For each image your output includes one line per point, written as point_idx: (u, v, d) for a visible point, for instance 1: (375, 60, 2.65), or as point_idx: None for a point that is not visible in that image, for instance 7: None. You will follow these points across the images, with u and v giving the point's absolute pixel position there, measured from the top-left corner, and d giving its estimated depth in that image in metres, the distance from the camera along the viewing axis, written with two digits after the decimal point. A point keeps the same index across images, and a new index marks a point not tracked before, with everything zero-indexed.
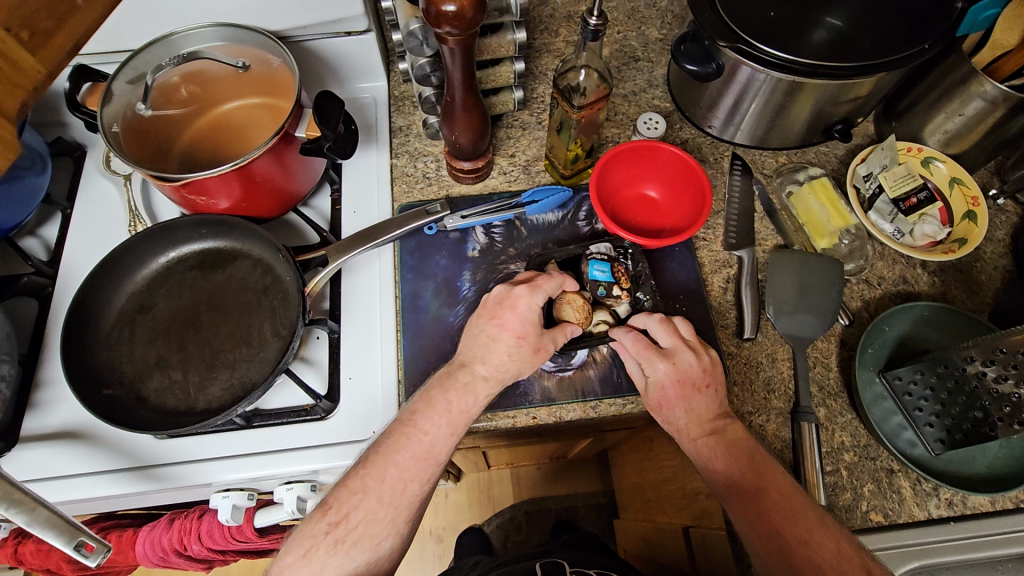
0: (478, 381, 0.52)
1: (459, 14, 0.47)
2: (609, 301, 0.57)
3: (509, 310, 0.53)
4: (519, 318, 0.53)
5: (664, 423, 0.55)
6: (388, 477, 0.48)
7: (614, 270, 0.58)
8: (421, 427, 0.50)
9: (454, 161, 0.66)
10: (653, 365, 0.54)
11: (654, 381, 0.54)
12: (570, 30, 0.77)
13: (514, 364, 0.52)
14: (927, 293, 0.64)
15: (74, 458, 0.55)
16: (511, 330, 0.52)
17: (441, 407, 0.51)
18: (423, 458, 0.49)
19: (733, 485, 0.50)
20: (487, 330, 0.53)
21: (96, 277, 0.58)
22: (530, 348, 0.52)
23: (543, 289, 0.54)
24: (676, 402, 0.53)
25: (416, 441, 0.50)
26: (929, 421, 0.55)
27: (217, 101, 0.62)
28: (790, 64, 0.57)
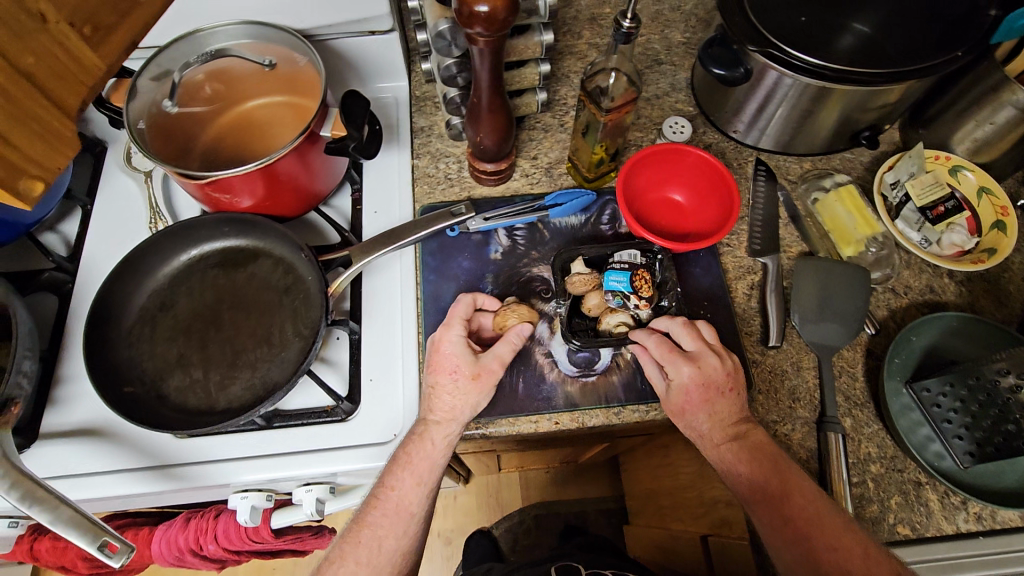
0: (431, 427, 0.52)
1: (491, 15, 0.46)
2: (626, 309, 0.56)
3: (438, 353, 0.53)
4: (449, 356, 0.53)
5: (684, 428, 0.54)
6: (362, 540, 0.50)
7: (632, 279, 0.56)
8: (388, 484, 0.51)
9: (477, 162, 0.66)
10: (674, 368, 0.53)
11: (679, 384, 0.53)
12: (594, 33, 0.76)
13: (462, 399, 0.52)
14: (955, 303, 0.63)
15: (93, 457, 0.55)
16: (443, 371, 0.52)
17: (405, 464, 0.51)
18: (396, 516, 0.51)
19: (759, 491, 0.49)
20: (428, 379, 0.53)
21: (118, 274, 0.58)
22: (468, 377, 0.52)
23: (457, 323, 0.54)
24: (700, 406, 0.52)
25: (387, 498, 0.51)
26: (958, 433, 0.54)
27: (242, 99, 0.62)
28: (819, 69, 0.57)
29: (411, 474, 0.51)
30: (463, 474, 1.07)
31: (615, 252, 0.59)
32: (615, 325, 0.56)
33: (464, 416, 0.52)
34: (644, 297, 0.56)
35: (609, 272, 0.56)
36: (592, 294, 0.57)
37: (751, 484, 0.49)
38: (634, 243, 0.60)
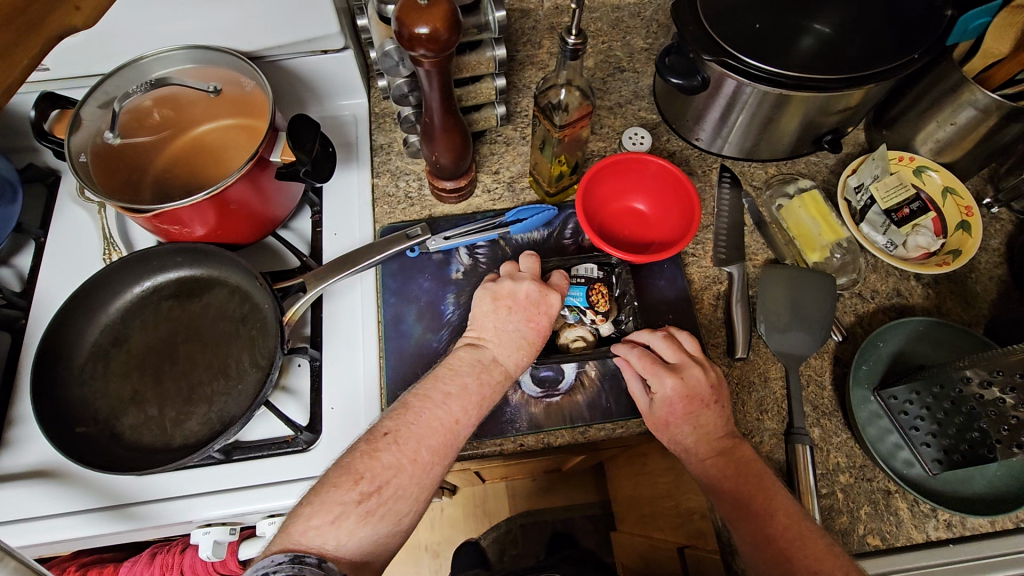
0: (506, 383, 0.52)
1: (433, 36, 0.45)
2: (584, 324, 0.56)
3: (546, 315, 0.53)
4: (545, 319, 0.53)
5: (670, 441, 0.53)
6: (412, 450, 0.46)
7: (590, 294, 0.56)
8: (453, 409, 0.48)
9: (436, 180, 0.65)
10: (659, 382, 0.52)
11: (662, 398, 0.52)
12: (553, 42, 0.75)
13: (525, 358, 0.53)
14: (921, 306, 0.63)
15: (48, 499, 0.54)
16: (538, 330, 0.53)
17: (475, 393, 0.49)
18: (448, 437, 0.47)
19: (737, 504, 0.49)
20: (509, 326, 0.53)
21: (69, 311, 0.57)
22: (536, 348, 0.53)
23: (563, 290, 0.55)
24: (683, 418, 0.52)
25: (447, 425, 0.48)
26: (926, 440, 0.54)
27: (190, 124, 0.61)
28: (776, 77, 0.56)
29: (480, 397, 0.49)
30: (445, 488, 1.06)
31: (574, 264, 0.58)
32: (573, 340, 0.56)
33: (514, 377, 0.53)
34: (601, 311, 0.56)
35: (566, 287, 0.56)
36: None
37: (722, 497, 0.50)
38: (591, 257, 0.59)
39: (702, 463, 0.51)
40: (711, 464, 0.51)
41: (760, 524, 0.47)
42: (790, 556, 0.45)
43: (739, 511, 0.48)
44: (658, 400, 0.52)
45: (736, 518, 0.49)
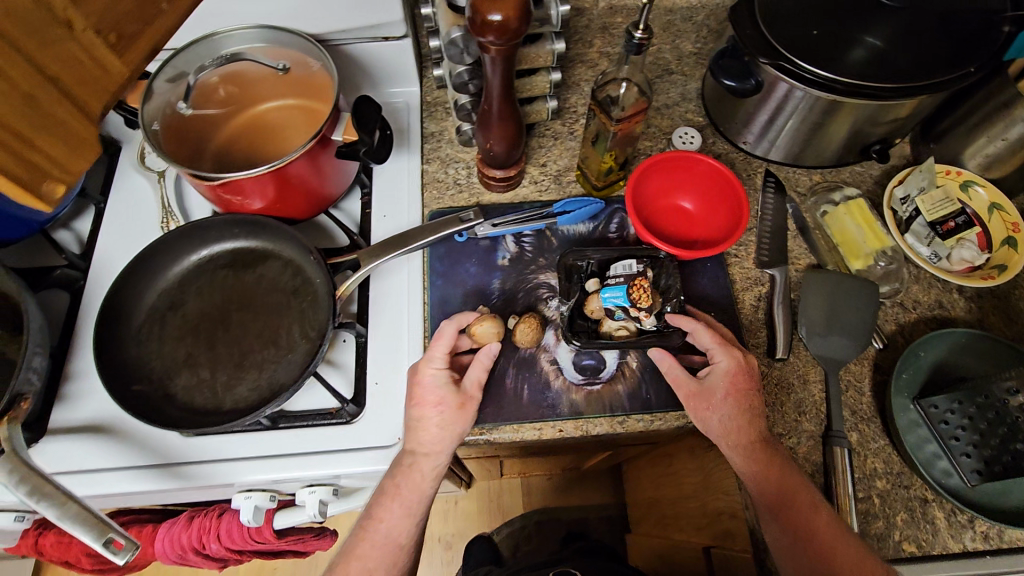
0: (420, 460, 0.52)
1: (504, 24, 0.47)
2: (629, 319, 0.56)
3: (421, 388, 0.53)
4: (432, 388, 0.53)
5: (714, 421, 0.53)
6: (354, 565, 0.51)
7: (629, 292, 0.55)
8: (377, 516, 0.52)
9: (486, 169, 0.66)
10: (722, 353, 0.54)
11: (718, 370, 0.54)
12: (605, 42, 0.77)
13: (451, 430, 0.52)
14: (964, 319, 0.63)
15: (100, 453, 0.55)
16: (429, 403, 0.52)
17: (392, 494, 0.52)
18: (384, 548, 0.52)
19: (779, 503, 0.50)
20: (411, 412, 0.53)
21: (129, 274, 0.59)
22: (453, 408, 0.52)
23: (437, 356, 0.54)
24: (734, 395, 0.53)
25: (373, 532, 0.52)
26: (966, 451, 0.54)
27: (255, 101, 0.63)
28: (831, 83, 0.57)
29: (400, 499, 0.52)
30: (465, 478, 1.07)
31: (614, 263, 0.59)
32: (616, 329, 0.56)
33: (449, 448, 0.52)
34: (644, 308, 0.55)
35: (606, 289, 0.56)
36: (593, 298, 0.57)
37: (762, 489, 0.50)
38: (634, 252, 0.59)
39: (746, 445, 0.52)
40: (747, 458, 0.52)
41: (797, 522, 0.49)
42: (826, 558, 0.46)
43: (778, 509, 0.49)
44: (715, 374, 0.54)
45: (774, 513, 0.49)
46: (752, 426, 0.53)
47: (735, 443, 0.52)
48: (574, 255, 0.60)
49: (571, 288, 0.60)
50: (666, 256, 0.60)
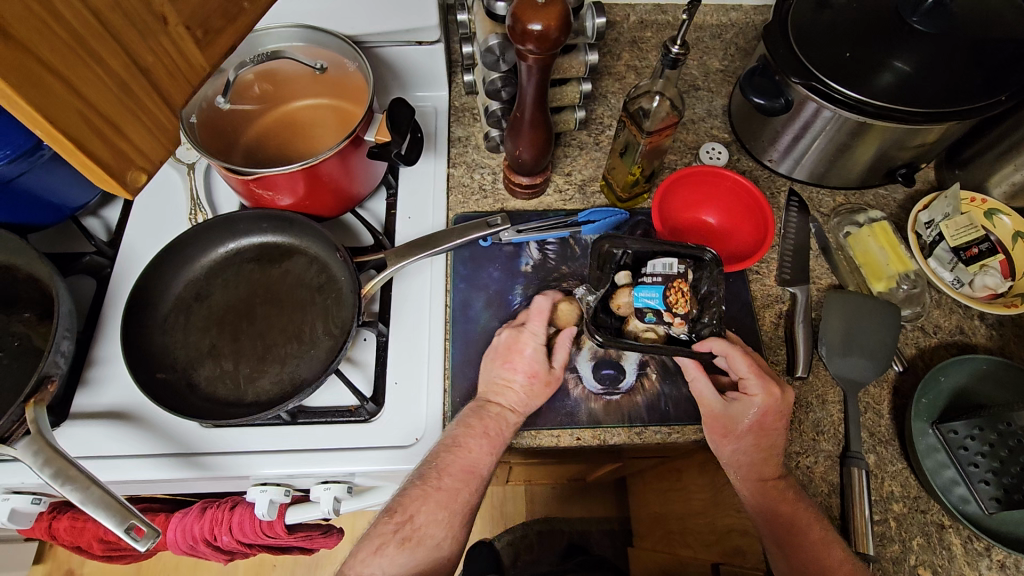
0: (505, 413, 0.54)
1: (544, 34, 0.47)
2: (659, 323, 0.54)
3: (518, 354, 0.56)
4: (528, 360, 0.56)
5: (728, 449, 0.54)
6: (443, 485, 0.51)
7: (666, 294, 0.54)
8: (466, 446, 0.52)
9: (513, 175, 0.67)
10: (757, 386, 0.53)
11: (742, 401, 0.53)
12: (633, 56, 0.78)
13: (532, 402, 0.55)
14: (985, 346, 0.63)
15: (120, 439, 0.56)
16: (522, 371, 0.55)
17: (478, 431, 0.53)
18: (462, 477, 0.51)
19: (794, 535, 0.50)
20: (502, 373, 0.56)
21: (158, 264, 0.60)
22: (542, 382, 0.56)
23: (539, 329, 0.57)
24: (757, 427, 0.53)
25: (456, 461, 0.51)
26: (985, 478, 0.54)
27: (288, 99, 0.64)
28: (861, 104, 0.57)
29: (488, 436, 0.53)
30: None
31: (652, 258, 0.56)
32: (643, 331, 0.54)
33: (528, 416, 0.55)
34: (679, 314, 0.53)
35: (641, 287, 0.54)
36: (622, 293, 0.55)
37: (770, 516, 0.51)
38: (676, 249, 0.56)
39: (760, 479, 0.52)
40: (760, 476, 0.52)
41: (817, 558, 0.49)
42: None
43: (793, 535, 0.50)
44: (747, 406, 0.53)
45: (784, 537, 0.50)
46: (769, 461, 0.53)
47: (750, 473, 0.53)
48: (610, 242, 0.57)
49: (603, 277, 0.57)
50: (711, 259, 0.55)
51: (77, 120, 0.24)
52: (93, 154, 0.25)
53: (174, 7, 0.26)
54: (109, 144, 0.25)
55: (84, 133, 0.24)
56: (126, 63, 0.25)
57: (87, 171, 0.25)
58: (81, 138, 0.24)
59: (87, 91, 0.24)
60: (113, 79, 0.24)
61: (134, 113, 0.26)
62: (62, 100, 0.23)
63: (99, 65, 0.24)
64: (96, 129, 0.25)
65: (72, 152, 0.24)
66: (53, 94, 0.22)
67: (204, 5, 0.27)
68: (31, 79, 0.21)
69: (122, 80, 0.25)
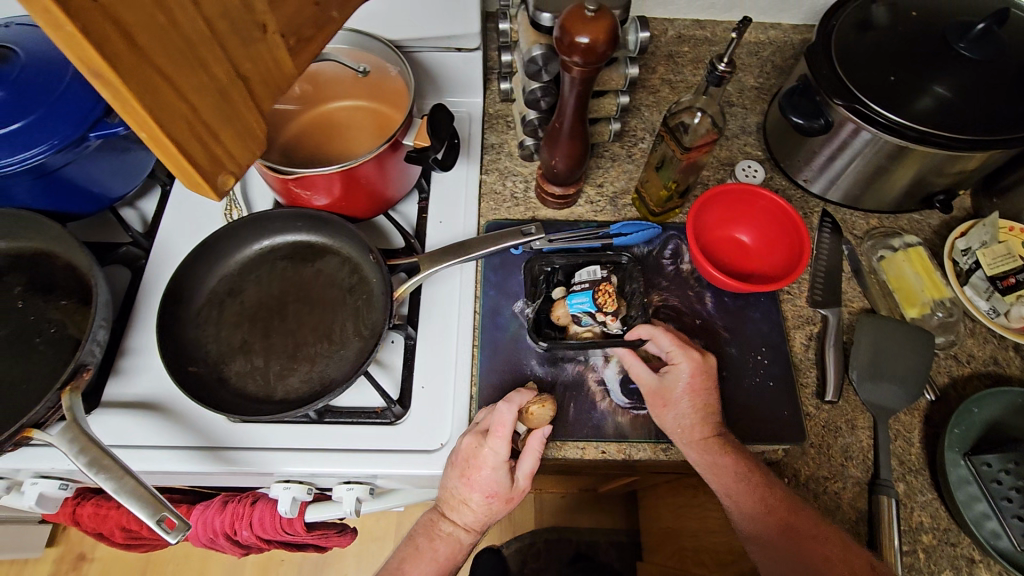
0: (458, 531, 0.58)
1: (592, 47, 0.47)
2: (595, 323, 0.58)
3: (479, 470, 0.53)
4: (488, 478, 0.54)
5: (670, 418, 0.54)
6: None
7: (596, 296, 0.57)
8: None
9: (546, 184, 0.67)
10: (683, 355, 0.55)
11: (674, 373, 0.55)
12: (668, 69, 0.78)
13: (490, 515, 0.57)
14: (1019, 378, 0.62)
15: (150, 429, 0.56)
16: (479, 490, 0.54)
17: (428, 555, 0.58)
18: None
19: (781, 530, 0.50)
20: (460, 489, 0.55)
21: (193, 257, 0.60)
22: (502, 500, 0.55)
23: (502, 448, 0.52)
24: (692, 394, 0.54)
25: None
26: (1018, 513, 0.53)
27: (326, 99, 0.65)
28: (901, 128, 0.57)
29: (436, 562, 0.58)
30: None
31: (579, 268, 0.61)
32: (582, 333, 0.58)
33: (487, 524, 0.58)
34: (610, 311, 0.57)
35: (572, 295, 0.58)
36: (559, 305, 0.59)
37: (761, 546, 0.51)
38: (598, 258, 0.61)
39: (702, 439, 0.53)
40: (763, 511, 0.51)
41: (816, 546, 0.49)
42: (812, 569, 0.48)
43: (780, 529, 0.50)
44: (676, 374, 0.55)
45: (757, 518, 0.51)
46: (708, 421, 0.54)
47: (691, 438, 0.54)
48: (540, 261, 0.62)
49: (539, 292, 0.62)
50: (629, 261, 0.61)
51: (180, 124, 0.23)
52: (188, 155, 0.25)
53: (276, 15, 0.25)
54: (206, 148, 0.25)
55: (185, 137, 0.24)
56: (228, 70, 0.24)
57: (180, 172, 0.25)
58: (180, 140, 0.24)
59: (190, 96, 0.23)
60: (214, 84, 0.24)
61: (230, 119, 0.26)
62: (168, 103, 0.23)
63: (204, 72, 0.23)
64: (193, 131, 0.24)
65: (169, 152, 0.24)
66: (160, 99, 0.22)
67: (302, 11, 0.26)
68: (147, 87, 0.21)
69: (221, 87, 0.24)
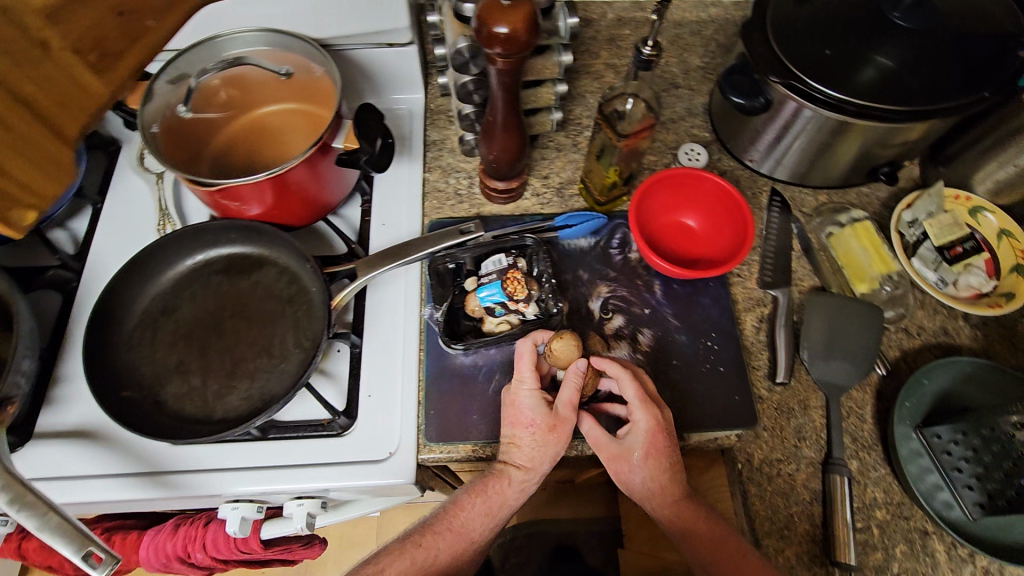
0: (511, 469, 0.54)
1: (512, 37, 0.46)
2: (509, 313, 0.58)
3: (514, 407, 0.54)
4: (527, 409, 0.53)
5: (635, 478, 0.54)
6: (424, 544, 0.54)
7: (505, 287, 0.57)
8: (460, 506, 0.55)
9: (488, 179, 0.65)
10: (641, 412, 0.53)
11: (634, 433, 0.53)
12: (612, 54, 0.76)
13: (543, 451, 0.53)
14: (969, 347, 0.62)
15: (86, 459, 0.54)
16: (521, 424, 0.53)
17: (478, 492, 0.55)
18: (452, 541, 0.54)
19: (714, 543, 0.51)
20: (505, 429, 0.54)
21: (122, 277, 0.58)
22: (545, 429, 0.52)
23: (526, 377, 0.54)
24: (651, 455, 0.53)
25: (453, 518, 0.55)
26: (969, 483, 0.53)
27: (255, 105, 0.63)
28: (841, 103, 0.56)
29: (485, 500, 0.54)
30: None
31: (486, 259, 0.60)
32: (497, 325, 0.58)
33: (545, 468, 0.53)
34: (521, 299, 0.58)
35: (482, 287, 0.58)
36: (471, 298, 0.58)
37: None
38: (502, 246, 0.61)
39: (673, 500, 0.53)
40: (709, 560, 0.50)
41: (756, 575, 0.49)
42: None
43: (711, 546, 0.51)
44: (634, 433, 0.53)
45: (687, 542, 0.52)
46: (676, 479, 0.54)
47: (663, 499, 0.54)
48: (444, 258, 0.60)
49: (446, 293, 0.60)
50: (533, 243, 0.61)
51: None
52: None
53: None
54: None
55: None
56: None
57: None
58: None
59: None
60: None
61: None
62: None
63: None
64: None
65: None
66: None
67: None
68: None
69: None
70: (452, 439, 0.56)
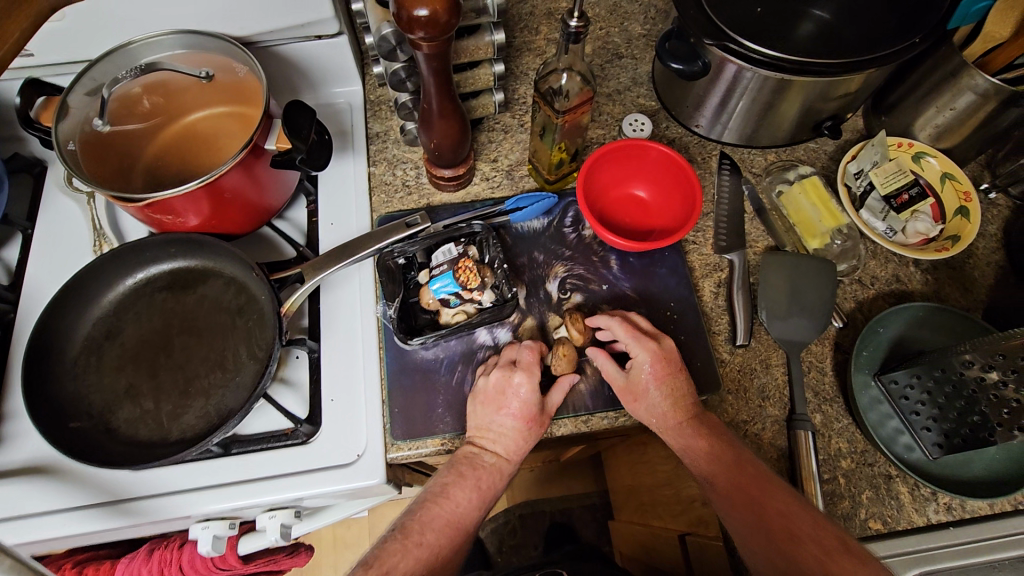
0: (500, 462, 0.53)
1: (433, 19, 0.44)
2: (464, 302, 0.57)
3: (513, 397, 0.53)
4: (519, 400, 0.53)
5: (643, 411, 0.54)
6: (426, 541, 0.49)
7: (458, 277, 0.56)
8: (454, 498, 0.52)
9: (434, 168, 0.64)
10: (639, 347, 0.54)
11: (638, 363, 0.54)
12: (551, 28, 0.75)
13: (523, 442, 0.54)
14: (920, 292, 0.63)
15: (41, 495, 0.53)
16: (515, 413, 0.53)
17: (470, 482, 0.52)
18: (447, 531, 0.51)
19: (734, 489, 0.49)
20: (497, 420, 0.53)
21: (56, 305, 0.55)
22: (537, 425, 0.54)
23: (534, 372, 0.54)
24: (657, 383, 0.54)
25: (442, 509, 0.51)
26: (927, 425, 0.54)
27: (181, 112, 0.59)
28: (777, 61, 0.54)
29: (478, 490, 0.52)
30: None
31: (437, 251, 0.59)
32: (454, 316, 0.57)
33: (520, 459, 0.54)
34: (476, 287, 0.56)
35: (434, 280, 0.56)
36: (425, 291, 0.57)
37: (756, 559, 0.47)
38: (452, 235, 0.60)
39: (678, 425, 0.53)
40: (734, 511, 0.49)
41: (777, 517, 0.47)
42: (789, 548, 0.45)
43: (730, 484, 0.49)
44: (639, 367, 0.54)
45: (707, 470, 0.51)
46: (681, 409, 0.54)
47: (667, 426, 0.54)
48: (392, 254, 0.58)
49: (397, 289, 0.58)
50: (482, 230, 0.60)
51: None
52: None
53: None
54: None
55: None
56: None
57: None
58: None
59: None
60: None
61: None
62: None
63: None
64: None
65: None
66: None
67: None
68: None
69: None
70: (418, 435, 0.56)
